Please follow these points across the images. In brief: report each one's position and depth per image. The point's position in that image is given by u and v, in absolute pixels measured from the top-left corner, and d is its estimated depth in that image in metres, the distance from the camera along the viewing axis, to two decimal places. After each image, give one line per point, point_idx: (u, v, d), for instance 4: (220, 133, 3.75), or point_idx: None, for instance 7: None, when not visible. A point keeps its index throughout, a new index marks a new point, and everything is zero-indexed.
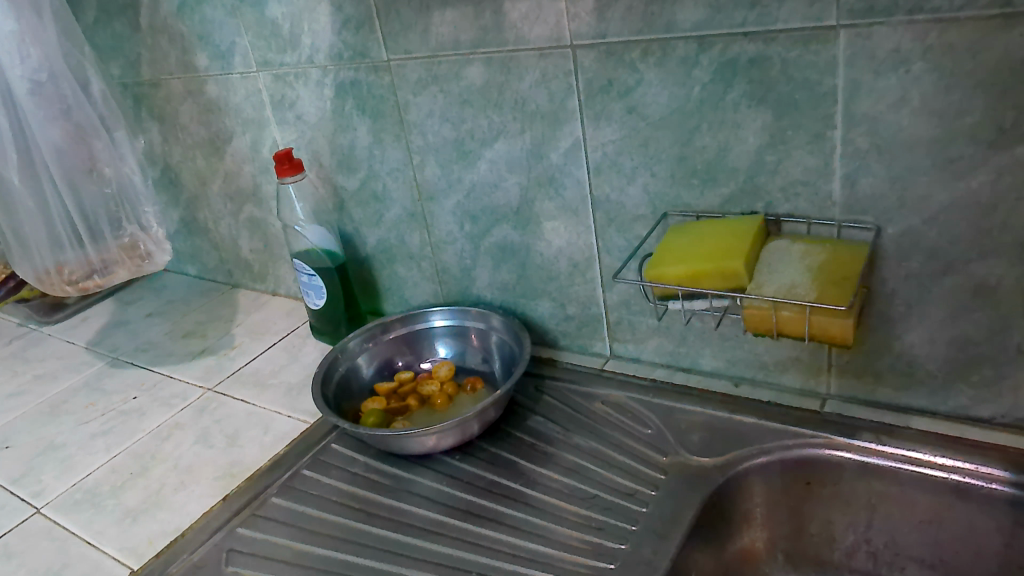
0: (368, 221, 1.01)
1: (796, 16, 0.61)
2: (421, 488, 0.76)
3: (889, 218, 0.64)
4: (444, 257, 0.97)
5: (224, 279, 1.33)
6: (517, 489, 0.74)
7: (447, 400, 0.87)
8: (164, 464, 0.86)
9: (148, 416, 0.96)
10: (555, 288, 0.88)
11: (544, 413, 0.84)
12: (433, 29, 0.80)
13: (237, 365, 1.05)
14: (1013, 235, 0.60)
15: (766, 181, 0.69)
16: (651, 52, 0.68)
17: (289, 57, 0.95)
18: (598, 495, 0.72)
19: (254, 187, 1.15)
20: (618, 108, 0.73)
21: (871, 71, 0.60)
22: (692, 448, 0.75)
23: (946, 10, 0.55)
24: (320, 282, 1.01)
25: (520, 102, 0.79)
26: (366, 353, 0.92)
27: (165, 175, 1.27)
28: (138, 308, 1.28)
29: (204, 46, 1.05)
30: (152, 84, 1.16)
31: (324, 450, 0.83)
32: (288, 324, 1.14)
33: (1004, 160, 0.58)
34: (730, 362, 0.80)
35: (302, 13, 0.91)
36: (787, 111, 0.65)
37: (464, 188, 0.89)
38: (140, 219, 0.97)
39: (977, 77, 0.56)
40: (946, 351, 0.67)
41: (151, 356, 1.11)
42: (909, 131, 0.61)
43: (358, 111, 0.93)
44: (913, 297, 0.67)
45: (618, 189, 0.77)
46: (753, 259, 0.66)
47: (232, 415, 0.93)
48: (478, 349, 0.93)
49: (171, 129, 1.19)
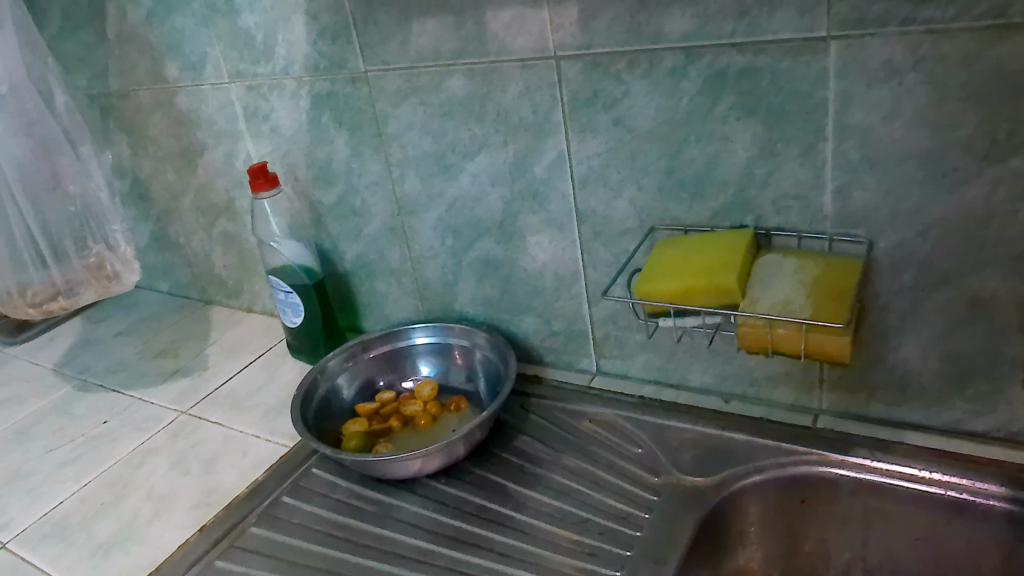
0: (346, 235, 0.99)
1: (785, 27, 0.59)
2: (406, 514, 0.73)
3: (882, 231, 0.63)
4: (425, 272, 0.94)
5: (198, 295, 1.29)
6: (506, 514, 0.71)
7: (431, 421, 0.85)
8: (138, 493, 0.82)
9: (120, 442, 0.92)
10: (540, 303, 0.86)
11: (531, 432, 0.82)
12: (413, 40, 0.78)
13: (212, 386, 1.01)
14: (1008, 247, 0.59)
15: (756, 194, 0.67)
16: (638, 63, 0.67)
17: (263, 68, 0.93)
18: (590, 518, 0.69)
19: (227, 201, 1.12)
20: (604, 120, 0.71)
21: (863, 83, 0.59)
22: (685, 467, 0.73)
23: (939, 21, 0.54)
24: (297, 299, 0.98)
25: (502, 114, 0.77)
26: (346, 373, 0.89)
27: (135, 190, 1.23)
28: (108, 327, 1.24)
29: (174, 56, 1.02)
30: (121, 95, 1.13)
31: (305, 475, 0.80)
32: (264, 342, 1.11)
33: (999, 172, 0.57)
34: (720, 377, 0.79)
35: (276, 23, 0.88)
36: (777, 123, 0.63)
37: (445, 202, 0.87)
38: (108, 238, 0.93)
39: (970, 88, 0.55)
40: (940, 365, 0.66)
41: (122, 377, 1.07)
42: (902, 143, 0.59)
43: (336, 123, 0.90)
44: (906, 311, 0.66)
45: (604, 203, 0.76)
46: (745, 273, 0.64)
47: (208, 440, 0.89)
48: (462, 367, 0.90)
49: (141, 142, 1.16)
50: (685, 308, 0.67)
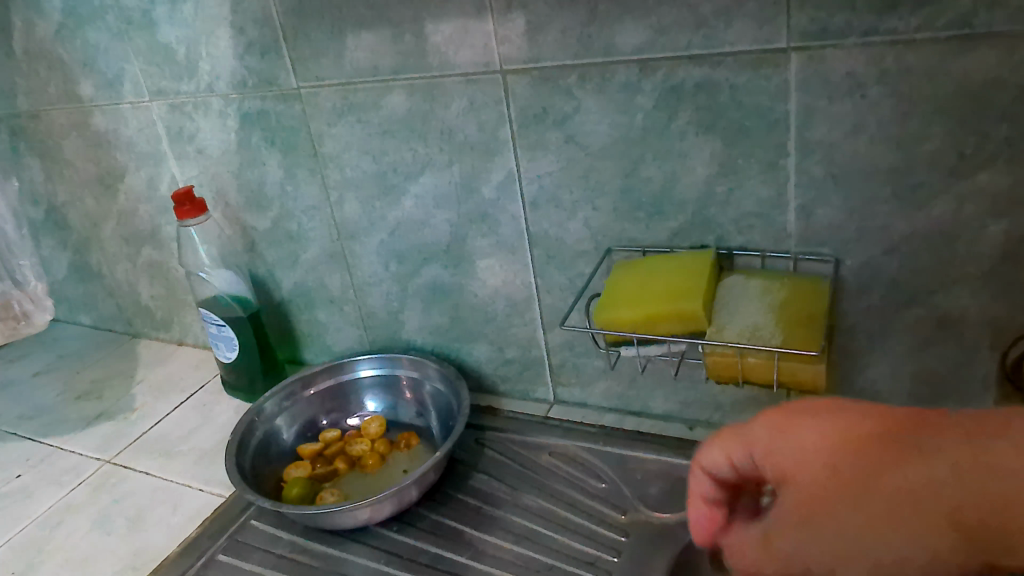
0: (282, 263, 0.92)
1: (744, 38, 0.56)
2: (354, 569, 0.68)
3: (848, 250, 0.61)
4: (369, 300, 0.88)
5: (124, 328, 1.20)
6: (463, 564, 0.66)
7: (380, 461, 0.79)
8: (55, 559, 0.74)
9: (35, 499, 0.83)
10: (492, 330, 0.82)
11: (487, 469, 0.77)
12: (348, 54, 0.73)
13: (139, 430, 0.93)
14: (977, 264, 0.57)
15: (717, 213, 0.64)
16: (590, 77, 0.63)
17: (186, 85, 0.86)
18: (554, 565, 0.65)
19: (152, 228, 1.04)
20: (555, 137, 0.67)
21: (826, 97, 0.56)
22: (651, 502, 0.69)
23: (903, 32, 0.52)
24: (231, 333, 0.91)
25: (447, 132, 0.72)
26: (286, 413, 0.83)
27: (50, 217, 1.14)
28: (24, 367, 1.14)
29: (88, 73, 0.94)
30: (30, 116, 1.04)
31: (243, 529, 0.74)
32: (197, 378, 1.03)
33: (966, 188, 0.55)
34: (683, 403, 0.75)
35: (198, 37, 0.82)
36: (737, 140, 0.60)
37: (388, 226, 0.81)
38: (15, 274, 0.86)
39: (935, 101, 0.53)
40: (910, 386, 0.64)
41: (38, 423, 0.98)
42: (867, 159, 0.57)
43: (267, 144, 0.84)
44: (875, 331, 0.63)
45: (557, 224, 0.72)
46: (711, 298, 0.61)
47: (134, 492, 0.82)
48: (412, 401, 0.85)
49: (55, 165, 1.07)
50: (649, 337, 0.63)
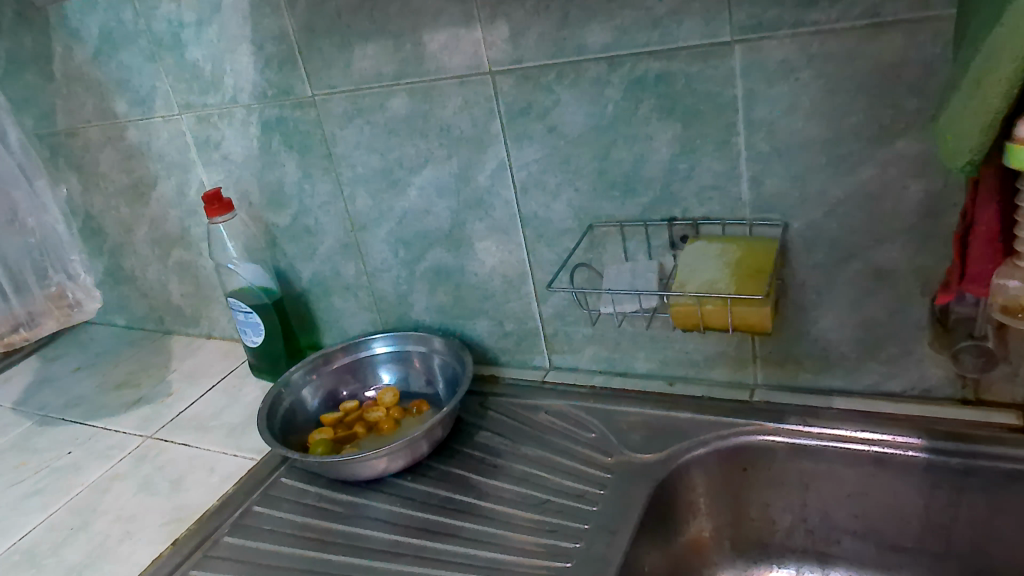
0: (300, 255, 1.02)
1: (693, 35, 0.66)
2: (375, 512, 0.78)
3: (793, 214, 0.69)
4: (380, 285, 0.98)
5: (155, 326, 1.30)
6: (471, 503, 0.76)
7: (394, 424, 0.88)
8: (106, 517, 0.85)
9: (85, 470, 0.94)
10: (491, 306, 0.91)
11: (491, 427, 0.87)
12: (356, 64, 0.83)
13: (176, 410, 1.03)
14: (903, 221, 0.66)
15: (680, 187, 0.73)
16: (566, 74, 0.72)
17: (212, 98, 0.96)
18: (549, 499, 0.75)
19: (181, 230, 1.14)
20: (538, 128, 0.77)
21: (765, 81, 0.65)
22: (634, 446, 0.78)
23: (824, 23, 0.61)
24: (257, 319, 1.00)
25: (443, 129, 0.82)
26: (309, 384, 0.93)
27: (86, 226, 1.24)
28: (65, 363, 1.24)
29: (122, 92, 1.04)
30: (69, 134, 1.14)
31: (273, 485, 0.84)
32: (226, 365, 1.13)
33: (888, 154, 0.63)
34: (663, 362, 0.84)
35: (222, 54, 0.92)
36: (693, 122, 0.69)
37: (396, 216, 0.91)
38: (67, 268, 0.98)
39: (856, 81, 0.62)
40: (856, 333, 0.73)
41: (82, 410, 1.09)
42: (803, 133, 0.66)
43: (285, 147, 0.94)
44: (821, 285, 0.72)
45: (544, 206, 0.81)
46: (742, 258, 0.69)
47: (175, 460, 0.92)
48: (422, 372, 0.94)
49: (91, 179, 1.17)
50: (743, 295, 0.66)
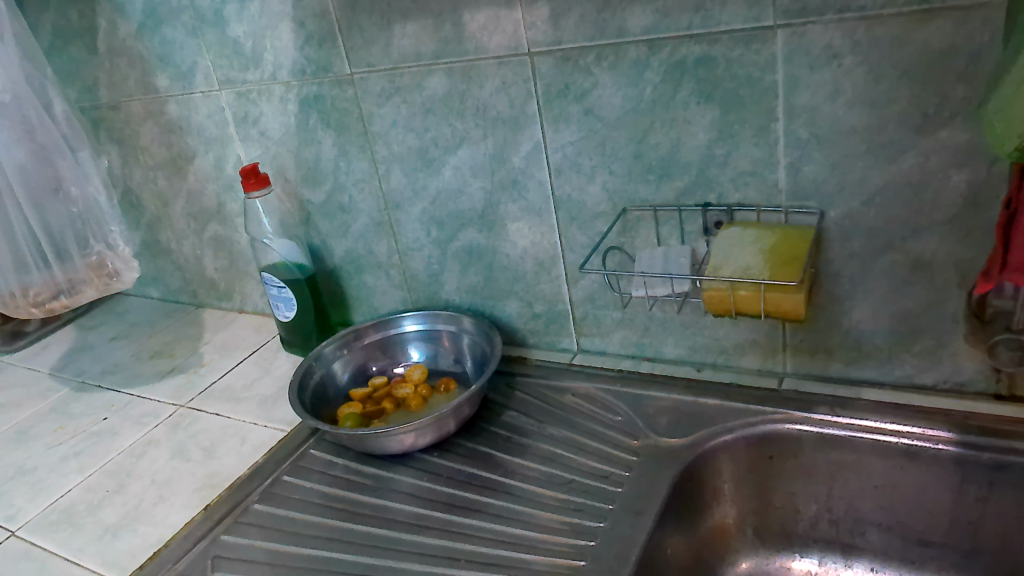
0: (334, 232, 1.03)
1: (736, 18, 0.65)
2: (402, 485, 0.79)
3: (831, 202, 0.69)
4: (412, 264, 0.99)
5: (189, 299, 1.32)
6: (497, 480, 0.77)
7: (422, 401, 0.89)
8: (141, 480, 0.87)
9: (121, 435, 0.96)
10: (522, 287, 0.92)
11: (518, 407, 0.87)
12: (395, 42, 0.83)
13: (209, 381, 1.05)
14: (942, 212, 0.65)
15: (717, 172, 0.73)
16: (605, 56, 0.72)
17: (252, 75, 0.97)
18: (575, 479, 0.75)
19: (217, 205, 1.16)
20: (576, 110, 0.77)
21: (808, 67, 0.64)
22: (661, 431, 0.79)
23: (871, 8, 0.60)
24: (289, 294, 1.02)
25: (480, 109, 0.82)
26: (340, 359, 0.95)
27: (125, 199, 1.26)
28: (102, 332, 1.27)
29: (164, 67, 1.06)
30: (112, 107, 1.16)
31: (303, 456, 0.86)
32: (258, 339, 1.15)
33: (930, 143, 0.63)
34: (692, 349, 0.84)
35: (263, 31, 0.93)
36: (733, 107, 0.69)
37: (429, 195, 0.92)
38: (107, 238, 0.99)
39: (902, 68, 0.61)
40: (890, 324, 0.72)
41: (118, 378, 1.11)
42: (845, 120, 0.65)
43: (323, 125, 0.95)
44: (857, 275, 0.71)
45: (578, 188, 0.81)
46: (777, 245, 0.68)
47: (208, 429, 0.94)
48: (451, 350, 0.95)
49: (132, 152, 1.19)
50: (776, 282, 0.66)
